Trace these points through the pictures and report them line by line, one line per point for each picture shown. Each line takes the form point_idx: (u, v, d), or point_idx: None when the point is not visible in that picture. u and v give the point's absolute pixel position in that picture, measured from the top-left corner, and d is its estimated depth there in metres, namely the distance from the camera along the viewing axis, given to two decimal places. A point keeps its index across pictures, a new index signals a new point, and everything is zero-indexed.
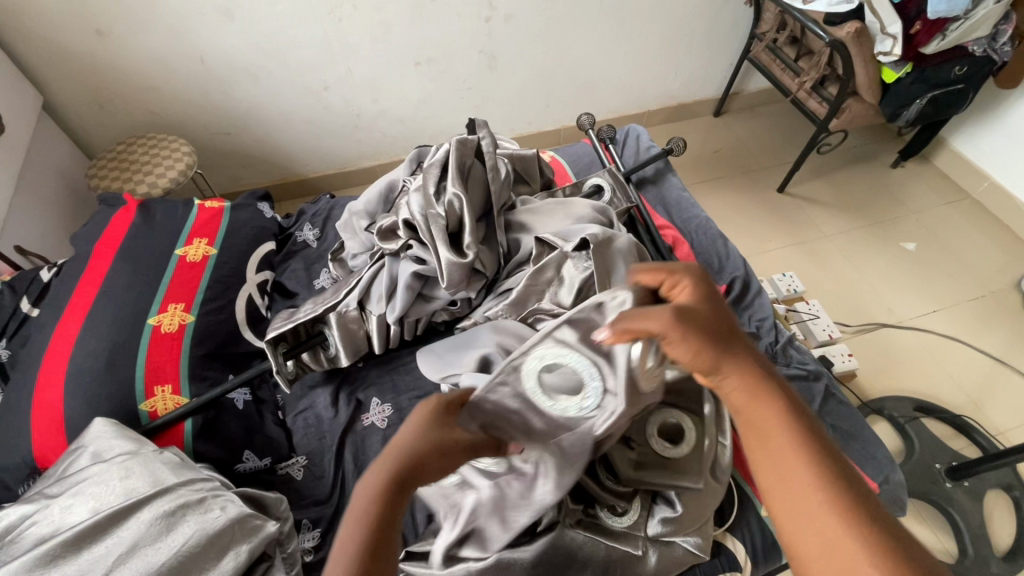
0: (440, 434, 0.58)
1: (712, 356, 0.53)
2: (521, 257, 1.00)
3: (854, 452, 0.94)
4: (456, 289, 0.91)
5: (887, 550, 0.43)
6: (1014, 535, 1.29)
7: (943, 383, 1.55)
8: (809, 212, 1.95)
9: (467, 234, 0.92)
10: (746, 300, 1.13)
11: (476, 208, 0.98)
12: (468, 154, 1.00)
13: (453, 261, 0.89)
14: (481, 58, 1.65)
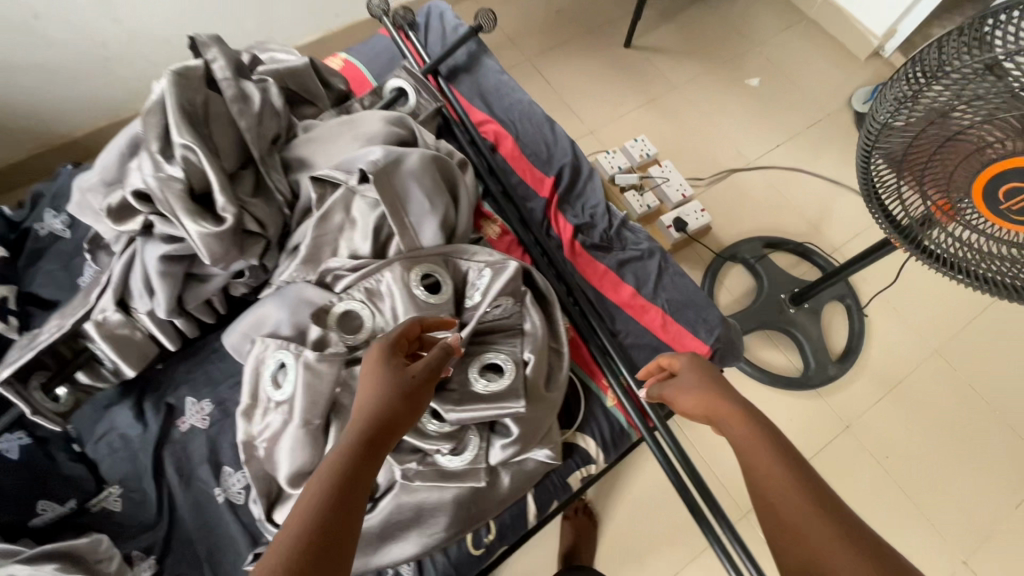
0: (391, 375, 0.61)
1: (704, 400, 0.71)
2: (304, 203, 0.84)
3: (688, 320, 0.94)
4: (226, 262, 0.76)
5: (837, 544, 0.52)
6: (846, 337, 1.46)
7: (788, 214, 1.64)
8: (657, 64, 1.86)
9: (217, 193, 0.75)
10: (577, 188, 1.05)
11: (228, 155, 0.79)
12: (196, 87, 0.78)
13: (205, 233, 0.72)
14: None
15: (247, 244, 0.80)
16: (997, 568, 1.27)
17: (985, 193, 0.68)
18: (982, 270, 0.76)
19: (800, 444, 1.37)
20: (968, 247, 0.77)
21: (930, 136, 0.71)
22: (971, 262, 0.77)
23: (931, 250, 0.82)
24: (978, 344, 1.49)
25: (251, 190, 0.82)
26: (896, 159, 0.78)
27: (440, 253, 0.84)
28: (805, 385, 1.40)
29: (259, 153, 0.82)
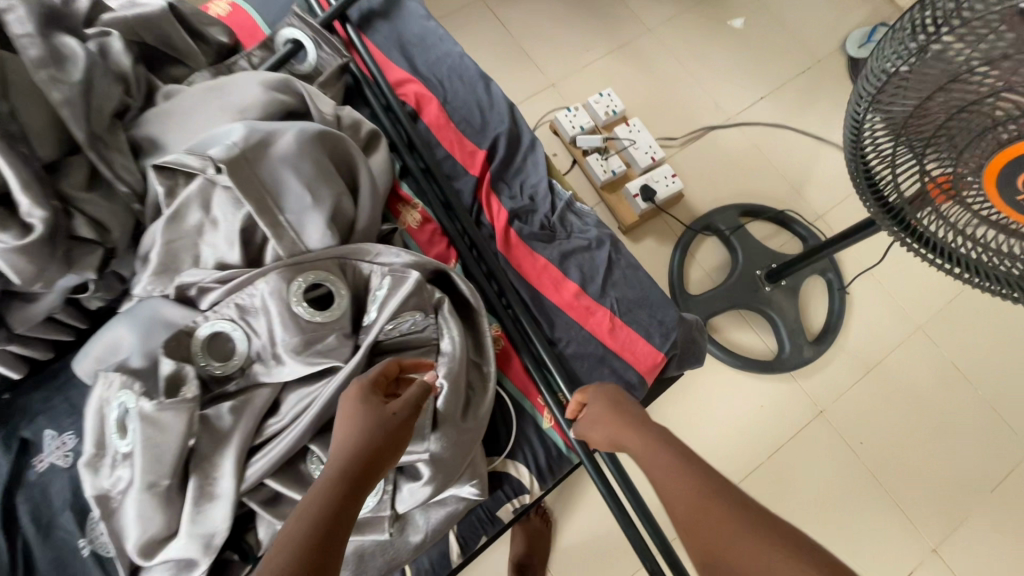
0: (373, 413, 0.55)
1: (611, 421, 0.63)
2: (152, 199, 0.66)
3: (640, 322, 0.81)
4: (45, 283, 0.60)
5: (765, 546, 0.45)
6: (824, 315, 1.36)
7: (769, 177, 1.48)
8: (628, 2, 1.63)
9: (18, 194, 0.58)
10: (516, 164, 0.89)
11: (41, 141, 0.62)
12: None
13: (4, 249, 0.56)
14: None
15: (77, 254, 0.63)
16: (967, 553, 1.23)
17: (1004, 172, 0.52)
18: (975, 261, 0.61)
19: (772, 431, 1.28)
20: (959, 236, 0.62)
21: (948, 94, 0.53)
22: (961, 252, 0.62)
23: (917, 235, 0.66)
24: (963, 319, 1.39)
25: (85, 183, 0.65)
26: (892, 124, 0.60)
27: (334, 257, 0.67)
28: (779, 369, 1.29)
29: (84, 134, 0.64)
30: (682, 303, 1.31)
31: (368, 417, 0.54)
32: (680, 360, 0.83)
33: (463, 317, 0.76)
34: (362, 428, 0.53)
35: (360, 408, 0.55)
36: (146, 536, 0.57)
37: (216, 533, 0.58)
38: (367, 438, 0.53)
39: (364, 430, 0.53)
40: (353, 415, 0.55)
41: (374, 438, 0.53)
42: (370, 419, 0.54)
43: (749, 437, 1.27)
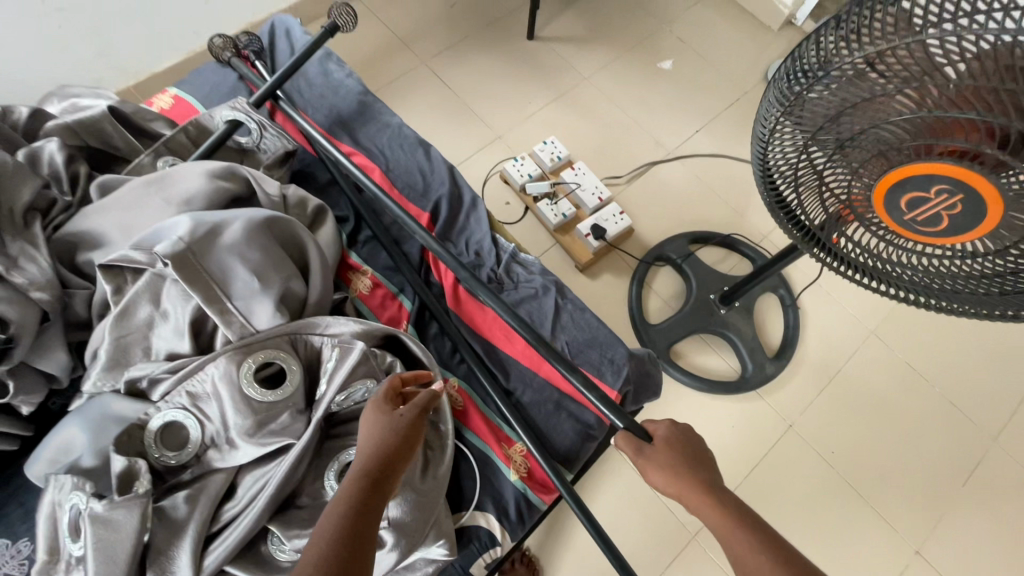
0: (388, 418, 0.59)
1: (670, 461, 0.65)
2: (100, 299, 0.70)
3: (592, 363, 0.84)
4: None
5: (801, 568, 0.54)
6: (780, 329, 1.41)
7: (713, 203, 1.56)
8: (563, 54, 1.75)
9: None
10: (459, 222, 0.93)
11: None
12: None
13: None
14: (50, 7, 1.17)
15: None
16: (948, 550, 1.25)
17: (886, 190, 0.61)
18: (878, 269, 0.72)
19: (747, 449, 1.30)
20: (879, 259, 0.71)
21: (842, 120, 0.59)
22: (867, 263, 0.73)
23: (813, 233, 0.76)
24: (912, 320, 1.45)
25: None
26: (796, 154, 0.67)
27: (284, 334, 0.69)
28: (743, 388, 1.32)
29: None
30: (644, 333, 1.35)
31: (387, 421, 0.59)
32: (635, 393, 0.87)
33: None
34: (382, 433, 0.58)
35: (374, 413, 0.60)
36: None
37: None
38: (382, 441, 0.57)
39: (379, 433, 0.58)
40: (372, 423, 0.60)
41: (390, 438, 0.58)
42: (384, 423, 0.58)
43: (725, 458, 1.28)
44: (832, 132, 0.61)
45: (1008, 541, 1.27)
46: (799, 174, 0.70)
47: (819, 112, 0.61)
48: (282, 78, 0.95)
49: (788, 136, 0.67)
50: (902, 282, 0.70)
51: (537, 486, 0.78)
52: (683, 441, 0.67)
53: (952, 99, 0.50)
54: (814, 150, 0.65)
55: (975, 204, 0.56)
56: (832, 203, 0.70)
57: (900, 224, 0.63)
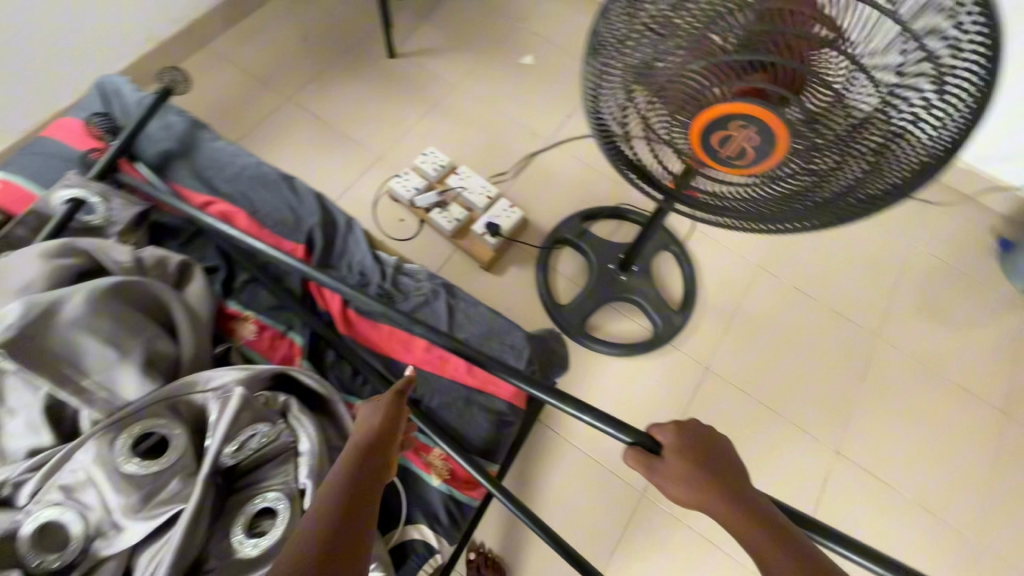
0: (375, 407, 0.63)
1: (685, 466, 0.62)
2: None
3: (494, 352, 0.86)
4: None
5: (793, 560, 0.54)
6: (680, 283, 1.50)
7: (597, 180, 1.64)
8: (427, 65, 1.77)
9: None
10: (337, 247, 0.93)
11: None
12: None
13: None
14: None
15: None
16: (863, 444, 1.38)
17: (700, 133, 0.67)
18: (716, 208, 0.80)
19: (674, 400, 1.37)
20: (713, 199, 0.80)
21: (656, 66, 0.65)
22: (706, 204, 0.81)
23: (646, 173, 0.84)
24: (790, 248, 1.60)
25: None
26: (629, 108, 0.75)
27: (162, 400, 0.66)
28: (658, 344, 1.40)
29: None
30: (558, 315, 1.40)
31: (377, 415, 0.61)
32: (543, 371, 0.90)
33: (319, 410, 0.76)
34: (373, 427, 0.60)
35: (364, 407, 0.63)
36: None
37: None
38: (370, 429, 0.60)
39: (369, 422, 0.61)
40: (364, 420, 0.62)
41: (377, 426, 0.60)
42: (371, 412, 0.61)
43: (656, 413, 1.35)
44: (651, 77, 0.67)
45: (909, 422, 1.42)
46: (631, 116, 0.76)
47: (638, 59, 0.67)
48: (127, 142, 0.91)
49: (613, 82, 0.72)
50: (716, 215, 0.81)
51: (461, 484, 0.79)
52: (695, 443, 0.62)
53: (739, 38, 0.58)
54: (640, 92, 0.71)
55: (767, 134, 0.62)
56: (672, 151, 0.77)
57: (713, 162, 0.71)
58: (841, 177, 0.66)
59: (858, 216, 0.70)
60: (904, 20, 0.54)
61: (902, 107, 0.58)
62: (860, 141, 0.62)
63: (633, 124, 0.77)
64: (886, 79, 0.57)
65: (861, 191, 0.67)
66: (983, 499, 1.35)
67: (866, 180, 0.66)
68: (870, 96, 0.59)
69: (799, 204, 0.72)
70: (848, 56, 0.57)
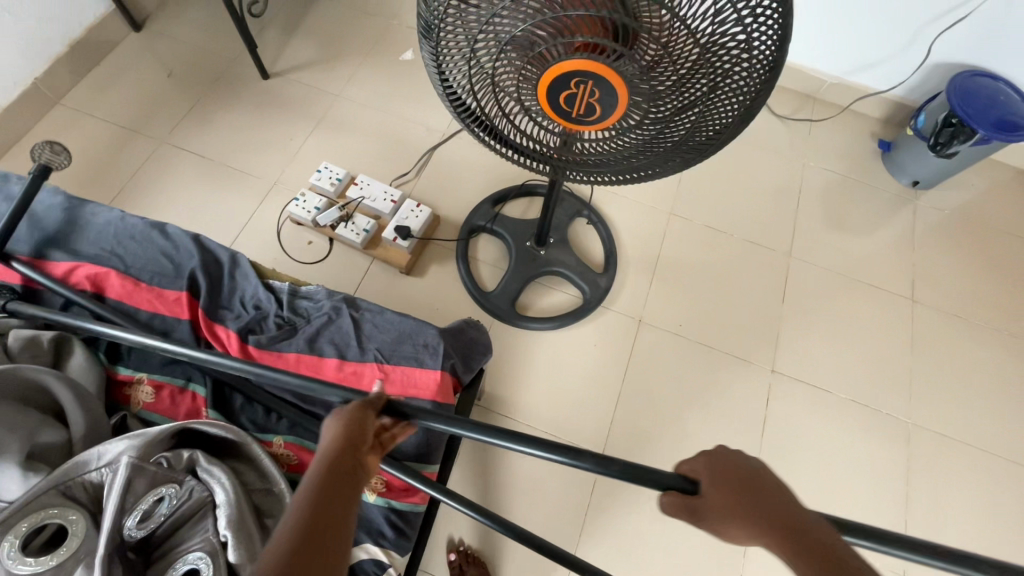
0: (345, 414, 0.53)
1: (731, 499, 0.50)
2: None
3: (408, 355, 0.85)
4: None
5: None
6: (599, 245, 1.53)
7: (500, 162, 1.64)
8: (306, 80, 1.71)
9: None
10: (226, 285, 0.89)
11: None
12: None
13: None
14: None
15: None
16: (795, 357, 1.46)
17: (547, 90, 0.69)
18: (577, 166, 0.85)
19: (616, 358, 1.40)
20: (573, 156, 0.84)
21: (492, 25, 0.64)
22: (568, 163, 0.86)
23: (507, 138, 0.85)
24: (696, 190, 1.66)
25: None
26: (480, 81, 0.75)
27: (49, 489, 0.61)
28: (589, 309, 1.42)
29: None
30: (486, 303, 1.40)
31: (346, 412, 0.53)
32: (463, 362, 0.89)
33: (233, 457, 0.73)
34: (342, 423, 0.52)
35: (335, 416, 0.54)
36: None
37: None
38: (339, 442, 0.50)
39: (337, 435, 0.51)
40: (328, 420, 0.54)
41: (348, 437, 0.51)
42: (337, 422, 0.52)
43: (600, 375, 1.38)
44: (490, 36, 0.65)
45: (833, 327, 1.51)
46: (479, 81, 0.75)
47: (473, 27, 0.66)
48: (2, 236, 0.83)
49: (455, 46, 0.70)
50: (579, 168, 0.86)
51: (400, 493, 0.77)
52: (736, 470, 0.51)
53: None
54: (483, 54, 0.70)
55: (607, 89, 0.65)
56: (530, 116, 0.79)
57: (565, 120, 0.73)
58: (677, 126, 0.72)
59: (695, 157, 0.78)
60: None
61: (722, 54, 0.61)
62: (690, 89, 0.66)
63: (486, 95, 0.78)
64: (703, 30, 0.59)
65: (696, 135, 0.74)
66: (910, 383, 1.45)
67: (700, 124, 0.71)
68: (693, 47, 0.60)
69: (649, 150, 0.78)
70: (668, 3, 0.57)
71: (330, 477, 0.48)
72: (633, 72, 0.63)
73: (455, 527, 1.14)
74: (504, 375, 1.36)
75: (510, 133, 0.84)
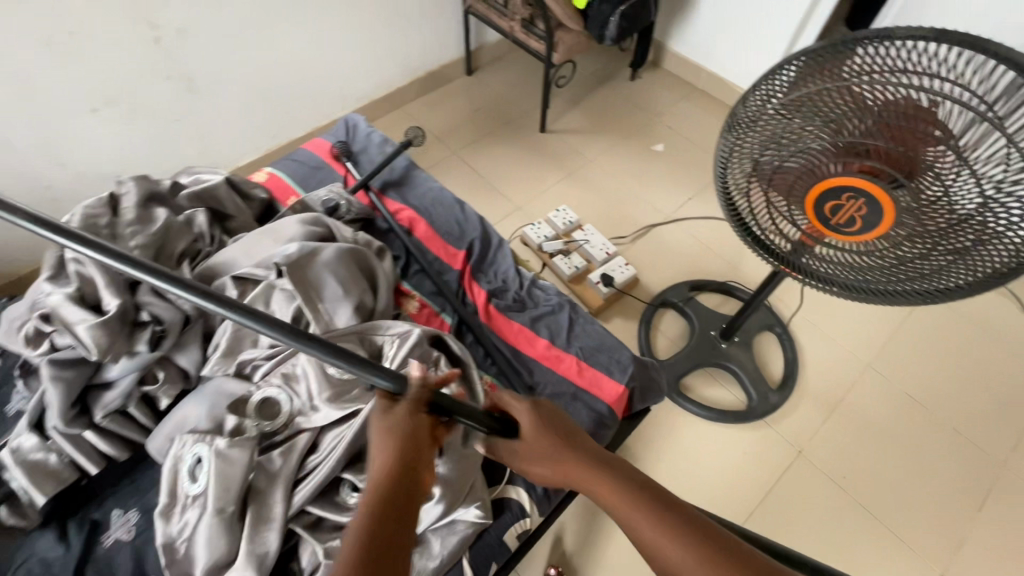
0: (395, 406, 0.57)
1: (545, 445, 0.65)
2: None
3: (601, 364, 1.00)
4: (117, 355, 0.78)
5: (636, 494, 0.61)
6: (781, 364, 1.54)
7: (708, 257, 1.77)
8: (571, 142, 2.08)
9: (108, 291, 0.81)
10: (489, 257, 1.15)
11: (127, 263, 0.86)
12: (99, 224, 0.88)
13: (94, 326, 0.77)
14: (174, 83, 1.52)
15: (137, 334, 0.82)
16: None
17: (815, 199, 0.82)
18: (809, 270, 0.95)
19: (761, 474, 1.37)
20: (809, 261, 0.94)
21: (784, 140, 0.81)
22: (802, 265, 0.95)
23: (755, 230, 0.99)
24: (905, 355, 1.56)
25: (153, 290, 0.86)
26: (753, 176, 0.91)
27: (358, 332, 0.88)
28: (749, 417, 1.43)
29: None
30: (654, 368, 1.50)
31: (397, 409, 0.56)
32: (640, 392, 1.01)
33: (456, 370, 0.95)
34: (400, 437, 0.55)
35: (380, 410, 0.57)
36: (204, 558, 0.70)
37: (269, 551, 0.71)
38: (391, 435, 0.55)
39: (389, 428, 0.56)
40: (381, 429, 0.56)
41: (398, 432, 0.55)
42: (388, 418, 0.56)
43: (738, 484, 1.36)
44: (778, 150, 0.83)
45: None
46: (751, 177, 0.91)
47: (769, 135, 0.83)
48: (370, 175, 1.22)
49: (747, 144, 0.88)
50: (815, 276, 0.94)
51: None
52: (548, 412, 0.68)
53: (861, 132, 0.72)
54: (765, 162, 0.86)
55: (873, 209, 0.77)
56: (783, 216, 0.93)
57: (821, 225, 0.84)
58: (932, 261, 0.79)
59: (940, 298, 0.82)
60: (1009, 134, 0.63)
61: (997, 214, 0.68)
62: (957, 233, 0.73)
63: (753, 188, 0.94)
64: (987, 189, 0.67)
65: (947, 276, 0.79)
66: None
67: (954, 267, 0.77)
68: (974, 198, 0.69)
69: (888, 275, 0.85)
70: (957, 154, 0.67)
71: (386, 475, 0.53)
72: (907, 203, 0.74)
73: (559, 542, 1.21)
74: (646, 437, 1.42)
75: (759, 224, 0.98)
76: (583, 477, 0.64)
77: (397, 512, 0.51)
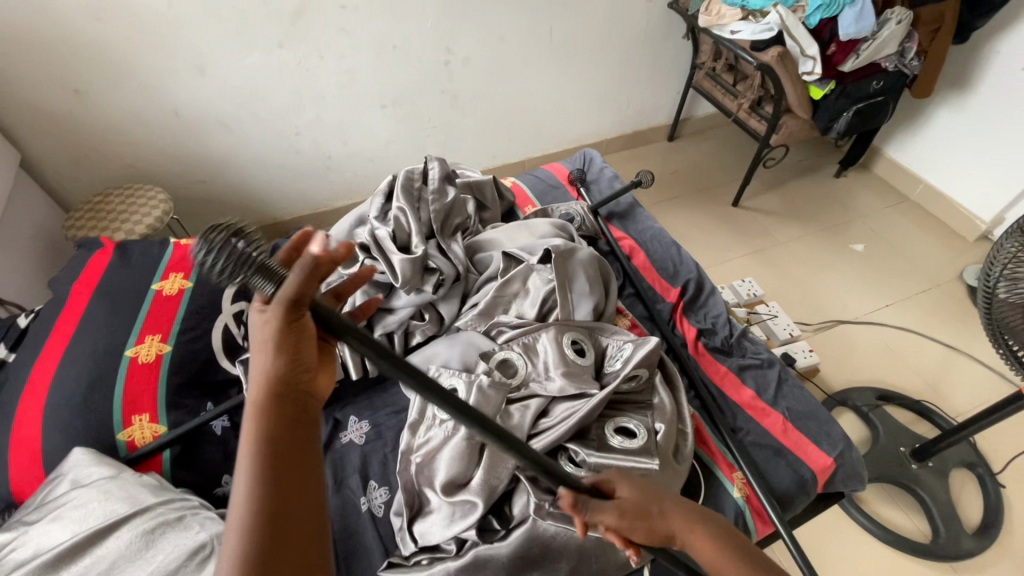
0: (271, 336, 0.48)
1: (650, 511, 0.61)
2: (490, 273, 1.06)
3: (809, 431, 0.98)
4: (410, 288, 0.96)
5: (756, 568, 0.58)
6: (980, 510, 1.35)
7: (901, 371, 1.64)
8: (763, 222, 2.09)
9: (415, 237, 1.00)
10: (702, 300, 1.20)
11: (427, 223, 1.07)
12: (415, 185, 1.09)
13: (404, 259, 0.95)
14: (443, 98, 1.83)
15: (425, 277, 0.99)
16: None
17: None
18: None
19: None
20: None
21: None
22: None
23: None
24: None
25: (439, 248, 1.05)
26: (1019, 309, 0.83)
27: (590, 327, 0.97)
28: (936, 555, 1.26)
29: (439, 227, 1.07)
30: None
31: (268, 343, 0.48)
32: (846, 475, 0.95)
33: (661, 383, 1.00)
34: (280, 357, 0.48)
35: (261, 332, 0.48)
36: (445, 472, 0.82)
37: (497, 487, 0.80)
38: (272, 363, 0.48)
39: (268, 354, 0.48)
40: (254, 340, 0.49)
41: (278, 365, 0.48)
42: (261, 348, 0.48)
43: None
44: None
45: None
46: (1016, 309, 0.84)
47: None
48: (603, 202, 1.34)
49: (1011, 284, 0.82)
50: None
51: (755, 515, 0.89)
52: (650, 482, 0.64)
53: None
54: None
55: None
56: None
57: None
58: None
59: None
60: None
61: None
62: None
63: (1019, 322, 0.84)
64: None
65: None
66: None
67: None
68: None
69: None
70: None
71: (274, 406, 0.47)
72: None
73: None
74: (803, 535, 1.31)
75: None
76: (682, 534, 0.61)
77: (288, 451, 0.47)
